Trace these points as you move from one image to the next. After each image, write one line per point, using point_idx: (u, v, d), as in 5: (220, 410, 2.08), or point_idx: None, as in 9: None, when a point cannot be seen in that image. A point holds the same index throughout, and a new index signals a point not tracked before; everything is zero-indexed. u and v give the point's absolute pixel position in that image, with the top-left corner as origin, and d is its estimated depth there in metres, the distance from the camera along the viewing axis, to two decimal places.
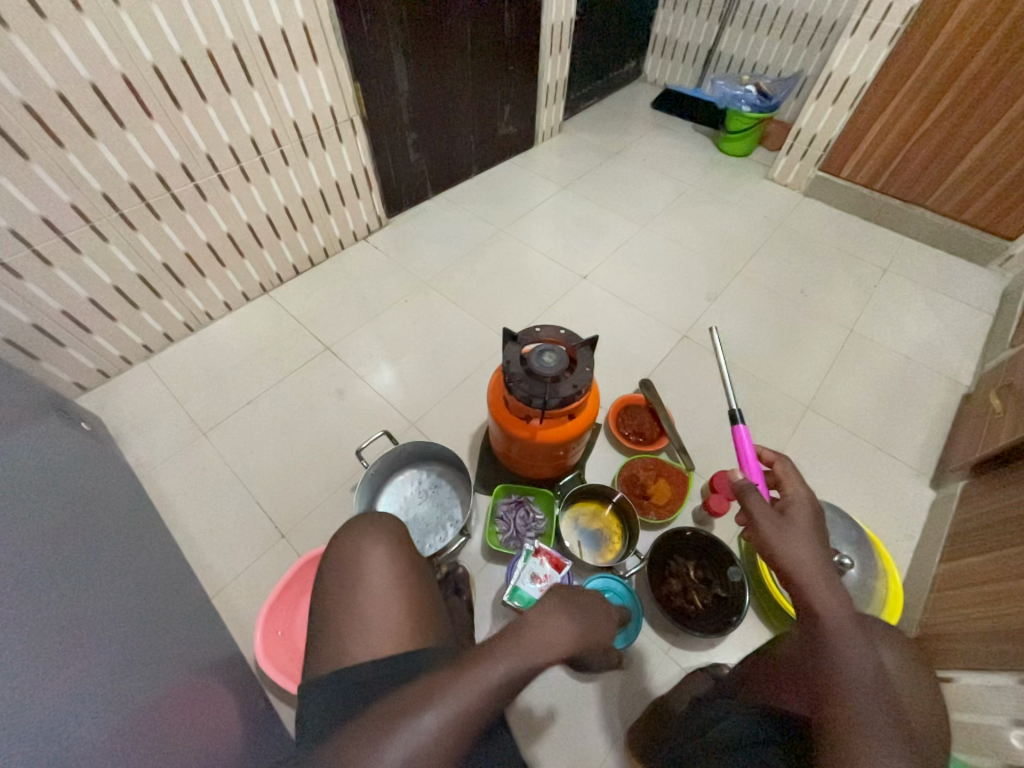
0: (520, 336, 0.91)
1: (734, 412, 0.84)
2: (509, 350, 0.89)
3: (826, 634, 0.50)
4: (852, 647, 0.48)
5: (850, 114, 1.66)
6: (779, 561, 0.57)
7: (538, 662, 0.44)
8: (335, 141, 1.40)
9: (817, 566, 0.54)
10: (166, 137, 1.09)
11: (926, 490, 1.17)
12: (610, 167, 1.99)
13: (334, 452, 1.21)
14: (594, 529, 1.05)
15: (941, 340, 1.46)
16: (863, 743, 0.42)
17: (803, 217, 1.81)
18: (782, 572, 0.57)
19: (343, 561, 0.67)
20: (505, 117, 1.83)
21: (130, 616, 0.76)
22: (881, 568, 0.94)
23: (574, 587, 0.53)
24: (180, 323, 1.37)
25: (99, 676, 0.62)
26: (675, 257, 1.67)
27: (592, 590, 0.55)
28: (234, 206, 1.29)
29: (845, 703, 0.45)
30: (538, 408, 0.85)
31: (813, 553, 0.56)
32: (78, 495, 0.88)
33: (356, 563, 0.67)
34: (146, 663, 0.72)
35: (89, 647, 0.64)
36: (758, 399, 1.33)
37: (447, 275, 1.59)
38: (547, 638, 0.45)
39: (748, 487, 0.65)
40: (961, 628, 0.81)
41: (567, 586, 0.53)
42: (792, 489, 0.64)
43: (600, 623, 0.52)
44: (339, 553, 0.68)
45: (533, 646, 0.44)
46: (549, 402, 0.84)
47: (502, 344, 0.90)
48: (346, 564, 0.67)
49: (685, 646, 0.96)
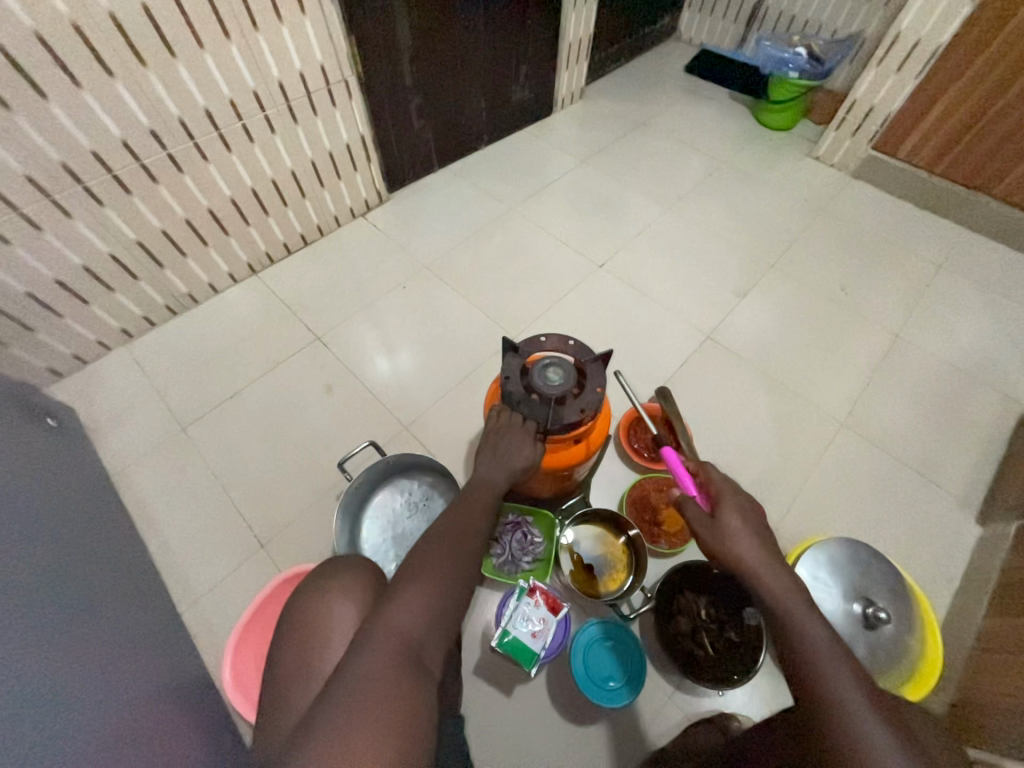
0: (522, 346, 0.79)
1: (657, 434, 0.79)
2: (508, 363, 0.78)
3: (780, 620, 0.50)
4: (805, 621, 0.48)
5: (918, 84, 1.44)
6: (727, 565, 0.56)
7: (509, 467, 0.72)
8: (328, 106, 1.25)
9: (760, 559, 0.54)
10: (131, 100, 0.96)
11: (972, 525, 1.05)
12: (635, 139, 1.80)
13: (320, 456, 1.13)
14: (599, 554, 0.94)
15: (999, 351, 1.30)
16: (837, 722, 0.43)
17: (849, 202, 1.62)
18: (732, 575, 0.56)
19: (307, 628, 0.65)
20: (521, 80, 1.64)
21: (98, 637, 0.70)
22: (918, 624, 0.83)
23: (498, 417, 0.76)
24: (161, 306, 1.28)
25: (60, 703, 0.56)
26: (703, 245, 1.51)
27: (511, 418, 0.75)
28: (214, 179, 1.16)
29: (815, 691, 0.45)
30: (540, 433, 0.75)
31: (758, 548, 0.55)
32: (46, 500, 0.81)
33: (320, 611, 0.66)
34: (113, 688, 0.66)
35: (49, 674, 0.58)
36: (786, 412, 1.20)
37: (450, 259, 1.46)
38: (502, 451, 0.73)
39: (686, 499, 0.64)
40: (1014, 703, 0.71)
41: (495, 418, 0.76)
42: (715, 481, 0.62)
43: (512, 434, 0.74)
44: (301, 611, 0.66)
45: (500, 457, 0.72)
46: (550, 427, 0.74)
47: (502, 355, 0.79)
48: (310, 620, 0.65)
49: (690, 691, 0.88)
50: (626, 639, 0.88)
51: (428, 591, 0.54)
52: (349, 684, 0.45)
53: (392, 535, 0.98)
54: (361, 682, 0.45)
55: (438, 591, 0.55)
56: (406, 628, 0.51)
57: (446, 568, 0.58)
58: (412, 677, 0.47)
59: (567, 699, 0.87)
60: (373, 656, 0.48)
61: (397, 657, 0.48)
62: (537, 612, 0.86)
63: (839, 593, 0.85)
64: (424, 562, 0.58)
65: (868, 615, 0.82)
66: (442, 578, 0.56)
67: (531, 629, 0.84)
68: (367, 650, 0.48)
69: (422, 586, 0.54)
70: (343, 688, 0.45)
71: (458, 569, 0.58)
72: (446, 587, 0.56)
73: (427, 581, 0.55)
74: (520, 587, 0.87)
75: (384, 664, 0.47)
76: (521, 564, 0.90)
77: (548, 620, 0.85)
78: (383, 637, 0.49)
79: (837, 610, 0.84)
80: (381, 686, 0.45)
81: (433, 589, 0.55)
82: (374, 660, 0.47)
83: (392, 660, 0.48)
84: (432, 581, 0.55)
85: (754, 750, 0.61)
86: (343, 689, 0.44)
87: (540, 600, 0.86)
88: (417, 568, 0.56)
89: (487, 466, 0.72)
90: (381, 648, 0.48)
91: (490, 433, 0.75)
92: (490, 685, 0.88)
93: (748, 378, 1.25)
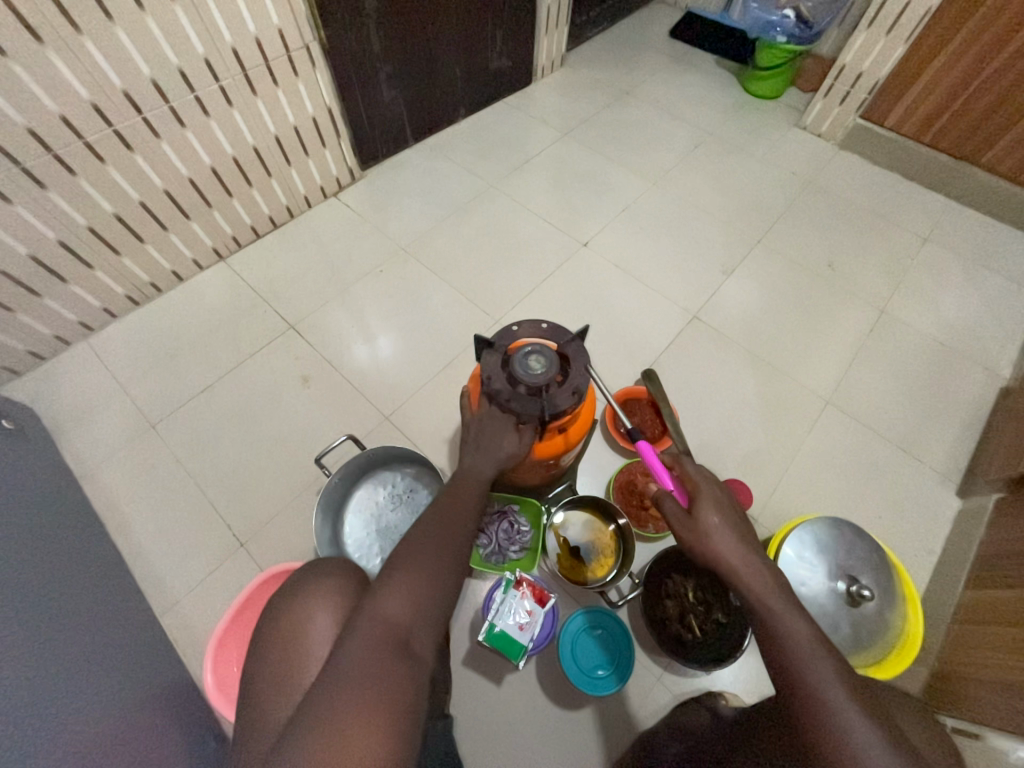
0: (494, 340, 0.76)
1: (634, 432, 0.75)
2: (486, 360, 0.74)
3: (757, 611, 0.49)
4: (782, 610, 0.48)
5: (908, 48, 1.38)
6: (708, 558, 0.54)
7: (503, 455, 0.68)
8: (290, 75, 1.16)
9: (736, 553, 0.53)
10: (67, 70, 0.87)
11: (953, 499, 1.06)
12: (618, 109, 1.73)
13: (299, 450, 1.09)
14: (588, 541, 0.93)
15: (982, 324, 1.30)
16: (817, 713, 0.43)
17: (836, 174, 1.59)
18: (711, 568, 0.55)
19: (285, 638, 0.62)
20: (497, 47, 1.55)
21: (71, 644, 0.67)
22: (901, 600, 0.84)
23: (487, 409, 0.72)
24: (122, 296, 1.21)
25: (26, 720, 0.54)
26: (688, 220, 1.47)
27: (499, 411, 0.71)
28: (168, 157, 1.08)
29: (793, 682, 0.45)
30: (533, 429, 0.72)
31: (735, 540, 0.54)
32: (7, 506, 0.77)
33: (300, 615, 0.63)
34: (86, 697, 0.63)
35: (14, 691, 0.55)
36: (773, 391, 1.19)
37: (428, 240, 1.40)
38: (497, 440, 0.69)
39: (663, 493, 0.62)
40: (992, 675, 0.72)
41: (486, 411, 0.72)
42: (692, 476, 0.61)
43: (499, 425, 0.70)
44: (281, 617, 0.64)
45: (492, 446, 0.69)
46: (546, 417, 0.70)
47: (477, 353, 0.75)
48: (289, 625, 0.63)
49: (678, 671, 0.89)
50: (616, 629, 0.87)
51: (418, 580, 0.52)
52: (338, 676, 0.44)
53: (375, 529, 0.96)
54: (349, 674, 0.44)
55: (429, 579, 0.53)
56: (395, 613, 0.49)
57: (437, 556, 0.55)
58: (402, 668, 0.46)
59: (555, 686, 0.87)
60: (361, 645, 0.46)
61: (387, 648, 0.47)
62: (525, 607, 0.85)
63: (824, 572, 0.86)
64: (412, 549, 0.55)
65: (852, 593, 0.83)
66: (433, 566, 0.54)
67: (518, 621, 0.84)
68: (355, 640, 0.47)
69: (410, 574, 0.52)
70: (331, 680, 0.44)
71: (450, 556, 0.56)
72: (437, 574, 0.54)
73: (417, 571, 0.53)
74: (507, 580, 0.87)
75: (374, 655, 0.46)
76: (509, 553, 0.88)
77: (535, 612, 0.85)
78: (372, 627, 0.48)
79: (822, 589, 0.85)
80: (370, 677, 0.44)
81: (423, 579, 0.53)
82: (363, 650, 0.46)
83: (380, 649, 0.46)
84: (422, 570, 0.53)
85: (740, 735, 0.61)
86: (331, 682, 0.43)
87: (527, 592, 0.86)
88: (404, 554, 0.55)
89: (474, 456, 0.68)
90: (369, 638, 0.47)
91: (480, 426, 0.71)
92: (479, 675, 0.88)
93: (734, 357, 1.23)
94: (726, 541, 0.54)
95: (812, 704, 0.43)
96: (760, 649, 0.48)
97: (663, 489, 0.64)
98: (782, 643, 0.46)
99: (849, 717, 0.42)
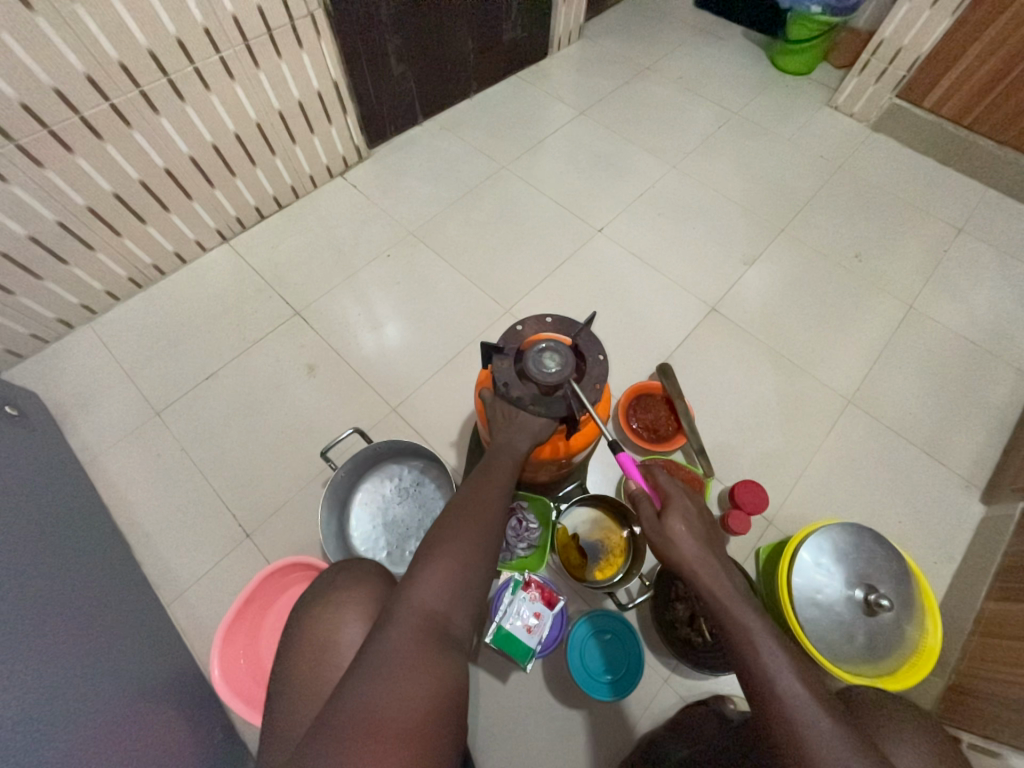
0: (503, 343, 0.72)
1: (611, 439, 0.65)
2: (499, 367, 0.70)
3: (739, 630, 0.50)
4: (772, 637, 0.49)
5: (953, 22, 1.28)
6: (670, 561, 0.56)
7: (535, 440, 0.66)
8: (294, 46, 1.09)
9: (706, 560, 0.55)
10: (60, 41, 0.82)
11: (976, 505, 1.03)
12: (638, 86, 1.64)
13: (303, 440, 1.07)
14: (596, 540, 0.91)
15: (1014, 321, 1.24)
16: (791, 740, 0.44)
17: (868, 158, 1.50)
18: (675, 570, 0.56)
19: (308, 648, 0.61)
20: (512, 16, 1.46)
21: (78, 637, 0.67)
22: (919, 612, 0.82)
23: (511, 406, 0.68)
24: (124, 278, 1.18)
25: (32, 715, 0.53)
26: (709, 206, 1.40)
27: (523, 408, 0.67)
28: (169, 134, 1.03)
29: (779, 710, 0.46)
30: (568, 425, 0.68)
31: (706, 549, 0.56)
32: (16, 496, 0.76)
33: (327, 614, 0.63)
34: (95, 690, 0.63)
35: (25, 687, 0.55)
36: (792, 389, 1.15)
37: (437, 224, 1.35)
38: (528, 426, 0.66)
39: (637, 493, 0.60)
40: (1014, 694, 0.70)
41: (508, 407, 0.68)
42: (664, 480, 0.60)
43: (525, 420, 0.66)
44: (306, 618, 0.63)
45: (524, 433, 0.66)
46: (574, 414, 0.67)
47: (487, 360, 0.71)
48: (315, 623, 0.63)
49: (686, 674, 0.88)
50: (625, 633, 0.87)
51: (451, 565, 0.50)
52: (374, 662, 0.43)
53: (382, 523, 0.95)
54: (386, 659, 0.43)
55: (461, 564, 0.51)
56: (429, 600, 0.48)
57: (469, 540, 0.53)
58: (440, 655, 0.45)
59: (561, 685, 0.87)
60: (398, 633, 0.46)
61: (422, 636, 0.46)
62: (533, 608, 0.85)
63: (841, 580, 0.83)
64: (445, 533, 0.53)
65: (871, 602, 0.80)
66: (465, 551, 0.52)
67: (526, 623, 0.83)
68: (390, 626, 0.46)
69: (444, 562, 0.50)
70: (366, 665, 0.43)
71: (484, 538, 0.54)
72: (471, 559, 0.51)
73: (449, 553, 0.51)
74: (515, 581, 0.87)
75: (410, 642, 0.45)
76: (516, 551, 0.87)
77: (543, 614, 0.85)
78: (406, 615, 0.47)
79: (839, 596, 0.83)
80: (409, 664, 0.43)
81: (457, 563, 0.51)
82: (397, 639, 0.45)
83: (417, 638, 0.46)
84: (455, 554, 0.51)
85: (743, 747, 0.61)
86: (367, 667, 0.43)
87: (535, 594, 0.86)
88: (437, 539, 0.52)
89: (506, 442, 0.65)
90: (405, 627, 0.46)
91: (504, 427, 0.67)
92: (484, 671, 0.87)
93: (754, 353, 1.19)
94: (697, 543, 0.56)
95: (789, 711, 0.45)
96: (745, 673, 0.49)
97: (637, 486, 0.62)
98: (776, 668, 0.47)
99: (839, 737, 0.44)
